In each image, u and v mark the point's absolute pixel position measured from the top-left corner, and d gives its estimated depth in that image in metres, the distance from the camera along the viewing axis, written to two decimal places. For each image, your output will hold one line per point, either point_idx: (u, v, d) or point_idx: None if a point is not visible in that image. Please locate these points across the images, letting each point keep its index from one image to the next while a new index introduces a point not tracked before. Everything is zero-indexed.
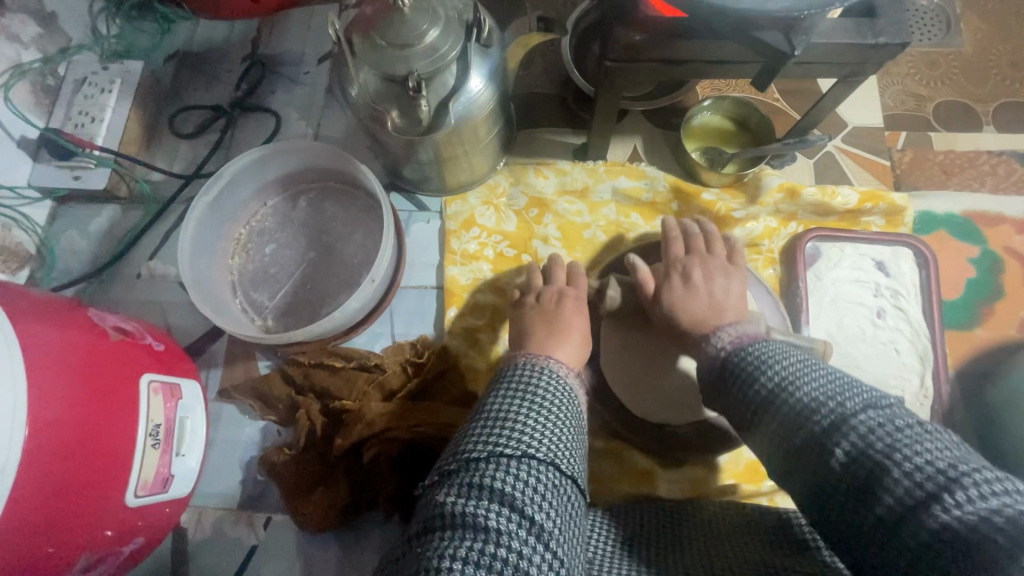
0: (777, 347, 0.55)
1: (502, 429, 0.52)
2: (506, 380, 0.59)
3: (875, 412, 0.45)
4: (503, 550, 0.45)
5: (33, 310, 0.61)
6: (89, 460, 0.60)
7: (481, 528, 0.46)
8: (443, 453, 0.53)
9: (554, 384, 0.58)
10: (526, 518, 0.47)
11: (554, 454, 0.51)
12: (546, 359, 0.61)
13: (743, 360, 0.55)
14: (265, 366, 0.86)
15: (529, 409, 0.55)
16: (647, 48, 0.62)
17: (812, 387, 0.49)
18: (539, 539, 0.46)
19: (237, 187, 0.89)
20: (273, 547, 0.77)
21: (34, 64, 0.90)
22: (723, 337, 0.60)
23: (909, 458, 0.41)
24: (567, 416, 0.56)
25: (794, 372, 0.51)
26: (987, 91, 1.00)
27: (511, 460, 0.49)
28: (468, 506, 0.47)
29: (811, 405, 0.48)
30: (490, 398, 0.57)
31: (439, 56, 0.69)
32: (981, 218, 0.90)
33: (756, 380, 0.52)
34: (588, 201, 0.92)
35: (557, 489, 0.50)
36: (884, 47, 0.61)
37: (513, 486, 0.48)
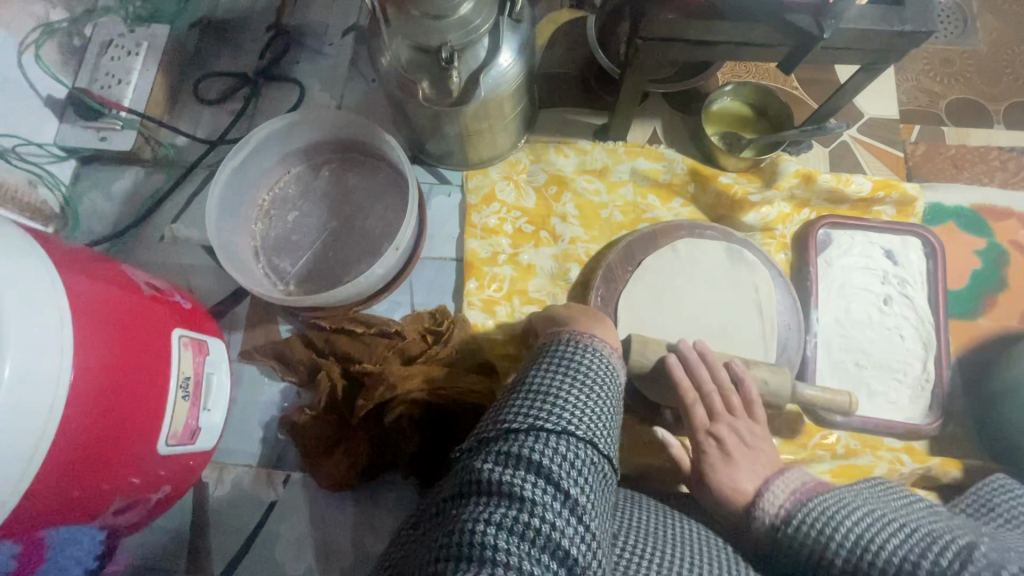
0: (835, 501, 0.55)
1: (541, 405, 0.54)
2: (548, 358, 0.61)
3: (976, 570, 0.42)
4: (537, 519, 0.47)
5: (72, 261, 0.63)
6: (126, 407, 0.62)
7: (517, 497, 0.48)
8: (482, 422, 0.56)
9: (595, 362, 0.60)
10: (561, 491, 0.49)
11: (591, 433, 0.53)
12: (590, 337, 0.63)
13: (797, 539, 0.54)
14: (285, 331, 0.88)
15: (567, 386, 0.57)
16: (678, 28, 0.64)
17: (898, 550, 0.47)
18: (571, 512, 0.49)
19: (263, 153, 0.90)
20: (291, 504, 0.80)
21: (61, 24, 0.91)
22: (775, 495, 0.60)
23: (969, 573, 0.42)
24: (605, 397, 0.57)
25: (868, 531, 0.50)
26: (1000, 89, 1.02)
27: (550, 436, 0.51)
28: (506, 475, 0.49)
29: (870, 548, 0.49)
30: (533, 374, 0.59)
31: (471, 28, 0.70)
32: (989, 212, 0.93)
33: (825, 500, 0.52)
34: (606, 181, 0.94)
35: (591, 467, 0.52)
36: (910, 35, 0.62)
37: (551, 459, 0.50)
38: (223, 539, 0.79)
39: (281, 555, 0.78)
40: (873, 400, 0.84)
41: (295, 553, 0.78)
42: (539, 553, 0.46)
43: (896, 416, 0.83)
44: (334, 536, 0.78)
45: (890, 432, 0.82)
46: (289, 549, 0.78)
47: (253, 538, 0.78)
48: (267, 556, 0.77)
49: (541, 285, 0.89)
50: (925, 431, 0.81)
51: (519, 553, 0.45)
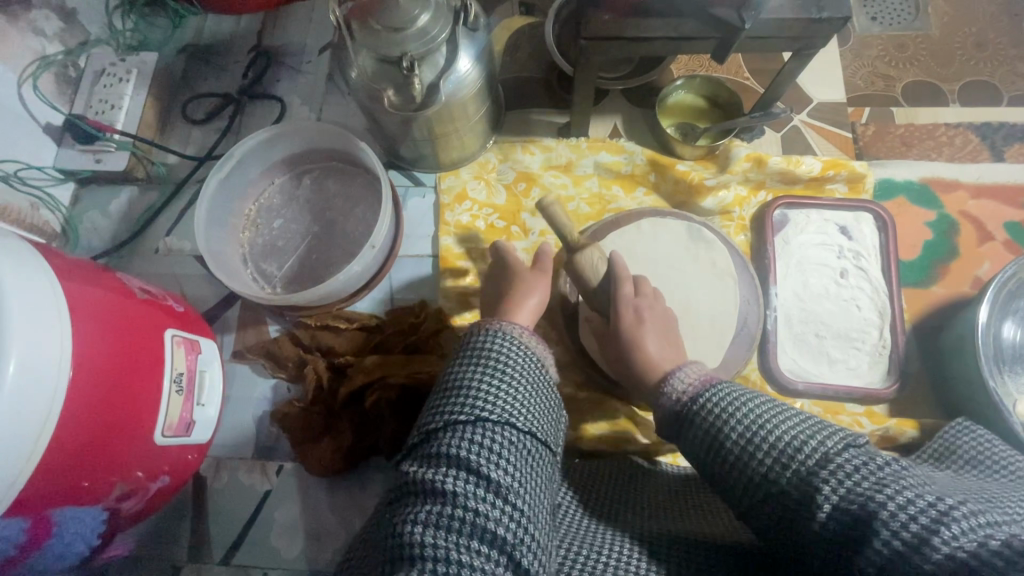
0: (740, 392, 0.55)
1: (456, 399, 0.56)
2: (464, 349, 0.61)
3: (856, 452, 0.45)
4: (460, 509, 0.50)
5: (71, 269, 0.68)
6: (123, 399, 0.67)
7: (442, 492, 0.51)
8: (411, 429, 0.58)
9: (508, 347, 0.61)
10: (483, 477, 0.51)
11: (505, 415, 0.55)
12: (502, 322, 0.63)
13: (707, 415, 0.55)
14: (274, 330, 0.93)
15: (484, 375, 0.58)
16: (617, 27, 0.69)
17: (786, 433, 0.49)
18: (495, 495, 0.51)
19: (247, 166, 0.96)
20: (283, 492, 0.84)
21: (57, 56, 0.98)
22: (682, 377, 0.61)
23: (847, 455, 0.45)
24: (524, 379, 0.59)
25: (764, 418, 0.51)
26: (947, 69, 1.07)
27: (465, 427, 0.54)
28: (428, 474, 0.52)
29: (763, 429, 0.50)
30: (450, 370, 0.60)
31: (429, 38, 0.76)
32: (938, 185, 0.97)
33: (722, 431, 0.53)
34: (572, 175, 0.99)
35: (511, 447, 0.54)
36: (828, 22, 0.68)
37: (469, 451, 0.52)
38: (221, 527, 0.83)
39: (275, 539, 0.82)
40: (833, 367, 0.88)
41: (288, 538, 0.82)
42: (467, 541, 0.49)
43: (857, 382, 0.87)
44: (324, 520, 0.83)
45: (851, 397, 0.86)
46: (283, 534, 0.82)
47: (250, 524, 0.83)
48: (263, 541, 0.82)
49: None
50: (884, 395, 0.85)
51: (446, 544, 0.48)
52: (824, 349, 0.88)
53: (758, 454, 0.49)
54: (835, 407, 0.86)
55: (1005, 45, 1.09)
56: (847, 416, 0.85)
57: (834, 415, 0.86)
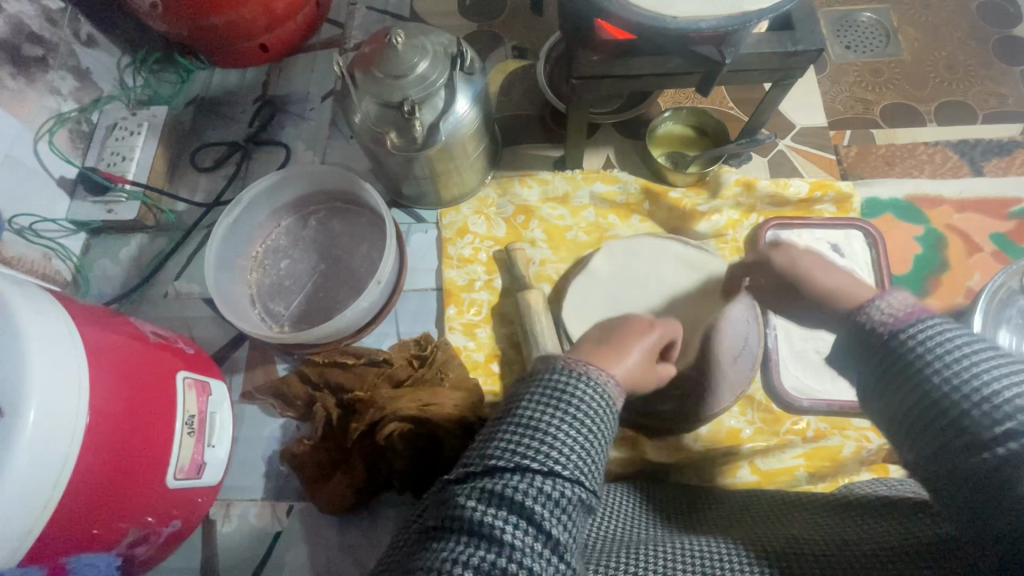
0: (959, 327, 0.49)
1: (530, 441, 0.51)
2: (544, 383, 0.56)
3: None
4: (515, 566, 0.46)
5: (89, 316, 0.71)
6: (136, 443, 0.68)
7: (498, 541, 0.47)
8: (468, 453, 0.54)
9: (592, 392, 0.56)
10: (544, 533, 0.48)
11: (578, 472, 0.51)
12: (589, 364, 0.58)
13: (911, 349, 0.49)
14: (282, 369, 0.94)
15: (562, 420, 0.53)
16: (605, 66, 0.74)
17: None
18: (554, 555, 0.47)
19: (254, 209, 0.99)
20: (294, 533, 0.84)
21: (72, 113, 1.02)
22: (889, 303, 0.53)
23: None
24: (601, 429, 0.54)
25: (999, 370, 0.45)
26: (923, 91, 1.12)
27: (537, 476, 0.49)
28: (487, 515, 0.48)
29: (982, 377, 0.45)
30: (524, 401, 0.55)
31: (428, 83, 0.81)
32: (922, 201, 1.01)
33: (929, 370, 0.48)
34: (569, 206, 1.02)
35: (577, 506, 0.50)
36: (803, 54, 0.72)
37: (536, 502, 0.48)
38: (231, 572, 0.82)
39: None
40: (838, 383, 0.88)
41: None
42: None
43: None
44: (335, 561, 0.82)
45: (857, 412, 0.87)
46: None
47: (261, 569, 0.82)
48: None
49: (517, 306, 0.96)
50: None
51: None
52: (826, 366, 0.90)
53: (935, 374, 0.47)
54: (841, 423, 0.87)
55: (976, 66, 1.14)
56: (853, 431, 0.86)
57: (840, 430, 0.87)
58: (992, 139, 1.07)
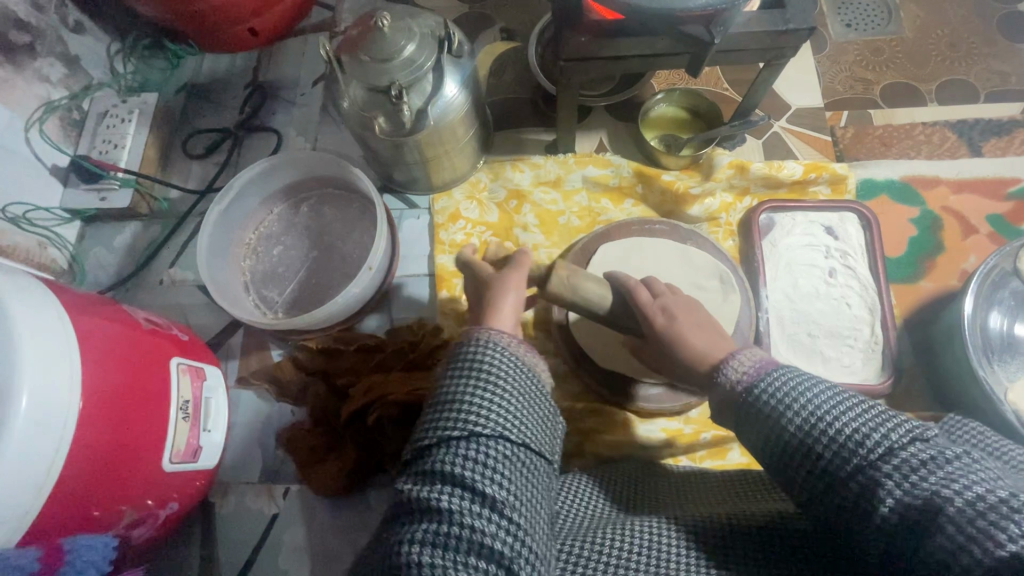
0: (802, 374, 0.53)
1: (451, 412, 0.56)
2: (455, 357, 0.60)
3: (922, 446, 0.44)
4: (457, 528, 0.49)
5: (80, 303, 0.71)
6: (131, 428, 0.69)
7: (436, 511, 0.50)
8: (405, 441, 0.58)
9: (502, 357, 0.59)
10: (479, 494, 0.51)
11: (502, 428, 0.55)
12: (492, 331, 0.61)
13: (762, 401, 0.53)
14: (277, 355, 0.95)
15: (479, 387, 0.57)
16: (592, 47, 0.73)
17: (852, 425, 0.47)
18: (493, 511, 0.51)
19: (246, 196, 0.99)
20: (291, 514, 0.86)
21: (62, 100, 1.02)
22: (736, 365, 0.58)
23: (915, 448, 0.44)
24: (519, 391, 0.58)
25: (827, 406, 0.49)
26: (924, 70, 1.10)
27: (461, 441, 0.53)
28: (425, 491, 0.52)
29: (822, 421, 0.49)
30: (443, 380, 0.59)
31: (416, 66, 0.80)
32: (919, 182, 0.99)
33: (784, 417, 0.51)
34: (561, 190, 1.02)
35: (507, 461, 0.53)
36: (794, 32, 0.71)
37: (464, 467, 0.52)
38: (230, 552, 0.84)
39: (284, 562, 0.83)
40: (828, 366, 0.89)
41: (296, 561, 0.83)
42: (465, 560, 0.48)
43: (852, 379, 0.88)
44: (330, 541, 0.84)
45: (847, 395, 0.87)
46: (291, 556, 0.83)
47: (258, 549, 0.84)
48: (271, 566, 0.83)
49: None
50: (879, 390, 0.86)
51: (445, 563, 0.48)
52: (817, 348, 0.90)
53: (787, 421, 0.51)
54: None
55: (978, 44, 1.12)
56: None
57: None
58: (991, 118, 1.05)
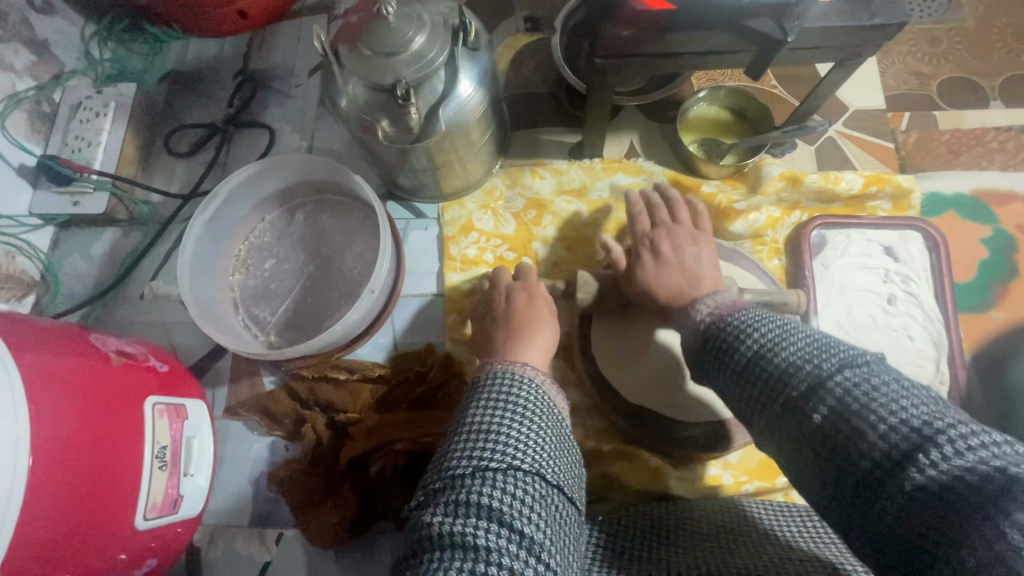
0: (760, 312, 0.56)
1: (486, 443, 0.52)
2: (483, 393, 0.58)
3: (851, 372, 0.44)
4: (494, 568, 0.44)
5: (36, 341, 0.62)
6: (94, 489, 0.60)
7: (471, 547, 0.45)
8: (428, 475, 0.52)
9: (532, 393, 0.58)
10: (517, 532, 0.46)
11: (538, 464, 0.51)
12: (520, 366, 0.61)
13: (723, 331, 0.56)
14: (269, 382, 0.86)
15: (511, 420, 0.54)
16: (635, 44, 0.61)
17: (792, 351, 0.49)
18: (530, 553, 0.46)
19: (234, 204, 0.88)
20: (285, 563, 0.77)
21: (29, 92, 0.91)
22: (704, 306, 0.61)
23: (842, 375, 0.44)
24: (548, 428, 0.55)
25: (773, 339, 0.51)
26: (986, 64, 0.98)
27: (498, 475, 0.49)
28: (456, 526, 0.46)
29: (771, 350, 0.50)
30: (471, 412, 0.56)
31: (425, 61, 0.69)
32: (992, 197, 0.88)
33: (739, 346, 0.53)
34: (586, 200, 0.91)
35: (544, 501, 0.49)
36: (880, 28, 0.59)
37: (501, 501, 0.47)
38: None
39: None
40: None
41: None
42: None
43: None
44: None
45: None
46: None
47: None
48: None
49: None
50: None
51: None
52: None
53: (740, 352, 0.53)
54: None
55: None
56: None
57: None
58: None
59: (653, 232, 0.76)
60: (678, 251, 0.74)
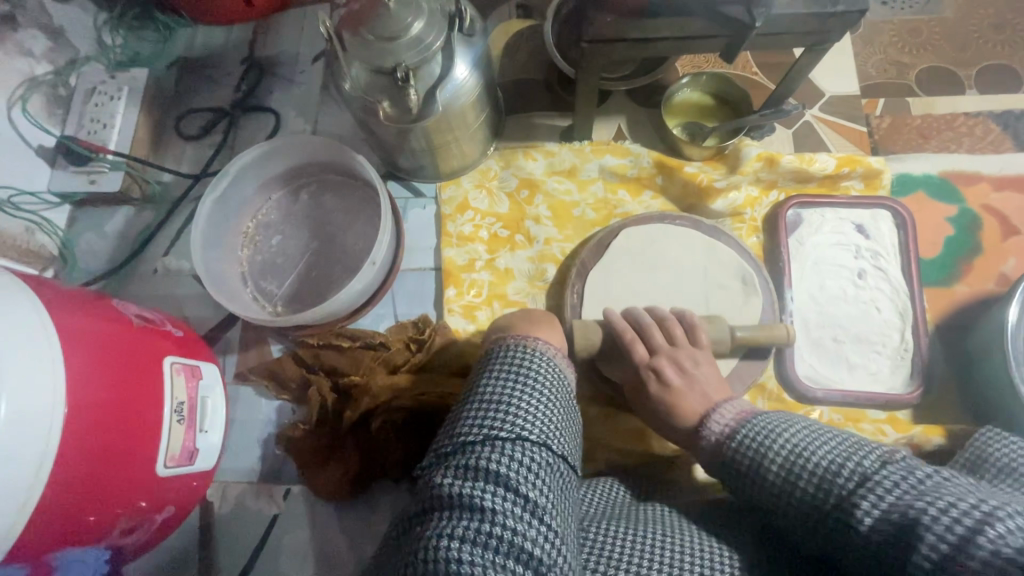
0: (774, 421, 0.62)
1: (495, 413, 0.57)
2: (494, 364, 0.63)
3: (893, 467, 0.50)
4: (498, 527, 0.50)
5: (66, 301, 0.67)
6: (121, 436, 0.66)
7: (478, 508, 0.51)
8: (439, 439, 0.58)
9: (543, 366, 0.63)
10: (520, 496, 0.52)
11: (544, 436, 0.56)
12: (535, 341, 0.65)
13: (740, 458, 0.61)
14: (276, 349, 0.91)
15: (520, 392, 0.59)
16: (618, 29, 0.66)
17: (825, 456, 0.55)
18: (532, 514, 0.51)
19: (243, 182, 0.93)
20: (292, 516, 0.83)
21: (46, 76, 0.96)
22: (722, 414, 0.66)
23: (885, 472, 0.50)
24: (555, 400, 0.60)
25: (804, 443, 0.57)
26: (962, 53, 1.03)
27: (505, 443, 0.54)
28: (465, 487, 0.52)
29: (803, 452, 0.56)
30: (484, 383, 0.61)
31: (424, 46, 0.74)
32: (958, 178, 0.93)
33: (765, 472, 0.58)
34: (576, 180, 0.96)
35: (547, 468, 0.55)
36: (843, 15, 0.64)
37: (507, 467, 0.53)
38: (231, 553, 0.82)
39: (285, 565, 0.81)
40: (854, 373, 0.84)
41: (297, 565, 0.81)
42: (504, 561, 0.48)
43: (879, 388, 0.83)
44: (332, 545, 0.82)
45: (873, 404, 0.83)
46: (292, 559, 0.81)
47: (259, 550, 0.82)
48: (273, 569, 0.81)
49: (519, 287, 0.91)
50: (907, 401, 0.82)
51: (483, 562, 0.48)
52: (843, 355, 0.85)
53: (768, 470, 0.58)
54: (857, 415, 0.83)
55: None
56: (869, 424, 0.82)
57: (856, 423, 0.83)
58: None
59: (659, 360, 0.74)
60: (683, 376, 0.73)
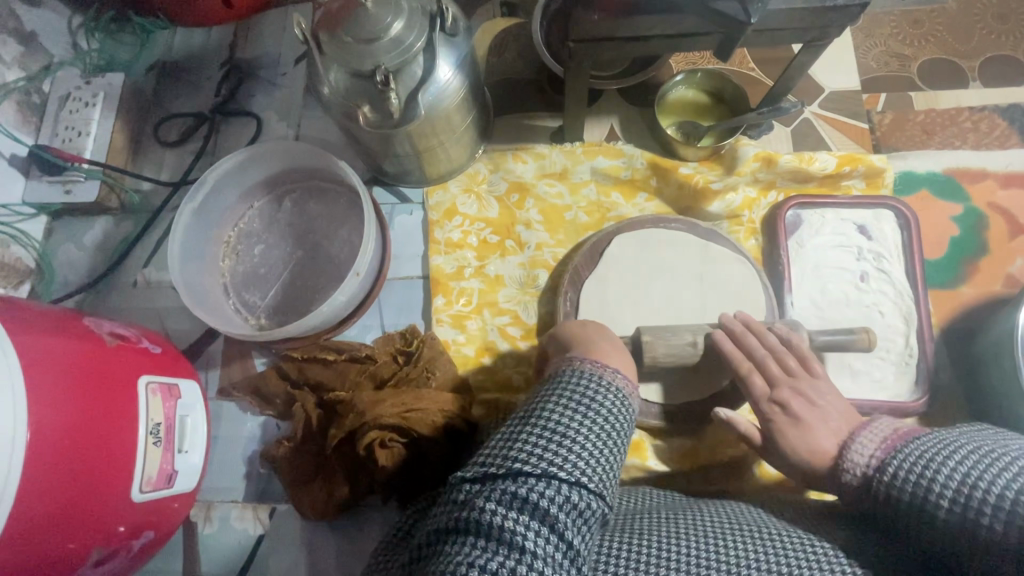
0: (928, 446, 0.50)
1: (555, 445, 0.50)
2: (563, 389, 0.56)
3: None
4: (533, 570, 0.45)
5: (31, 323, 0.64)
6: (90, 463, 0.63)
7: (517, 546, 0.45)
8: (483, 454, 0.52)
9: (613, 404, 0.56)
10: (564, 540, 0.47)
11: (602, 484, 0.50)
12: (606, 369, 0.58)
13: (886, 488, 0.50)
14: (260, 363, 0.89)
15: (587, 428, 0.52)
16: (606, 27, 0.63)
17: (996, 481, 0.44)
18: (571, 563, 0.46)
19: (222, 190, 0.90)
20: (277, 536, 0.81)
21: (18, 83, 0.92)
22: (865, 446, 0.55)
23: None
24: (618, 443, 0.54)
25: (970, 469, 0.46)
26: (966, 45, 0.99)
27: (562, 483, 0.48)
28: (509, 518, 0.46)
29: (969, 482, 0.45)
30: (548, 407, 0.54)
31: (404, 47, 0.71)
32: (963, 176, 0.90)
33: (920, 494, 0.47)
34: (568, 183, 0.93)
35: (597, 520, 0.49)
36: (844, 9, 0.61)
37: (560, 510, 0.47)
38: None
39: None
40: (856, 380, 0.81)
41: None
42: None
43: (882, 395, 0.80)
44: (320, 564, 0.79)
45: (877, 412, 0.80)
46: None
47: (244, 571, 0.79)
48: None
49: (510, 295, 0.88)
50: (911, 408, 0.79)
51: None
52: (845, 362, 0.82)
53: (925, 500, 0.47)
54: None
55: None
56: None
57: None
58: None
59: (773, 360, 0.69)
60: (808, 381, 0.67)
